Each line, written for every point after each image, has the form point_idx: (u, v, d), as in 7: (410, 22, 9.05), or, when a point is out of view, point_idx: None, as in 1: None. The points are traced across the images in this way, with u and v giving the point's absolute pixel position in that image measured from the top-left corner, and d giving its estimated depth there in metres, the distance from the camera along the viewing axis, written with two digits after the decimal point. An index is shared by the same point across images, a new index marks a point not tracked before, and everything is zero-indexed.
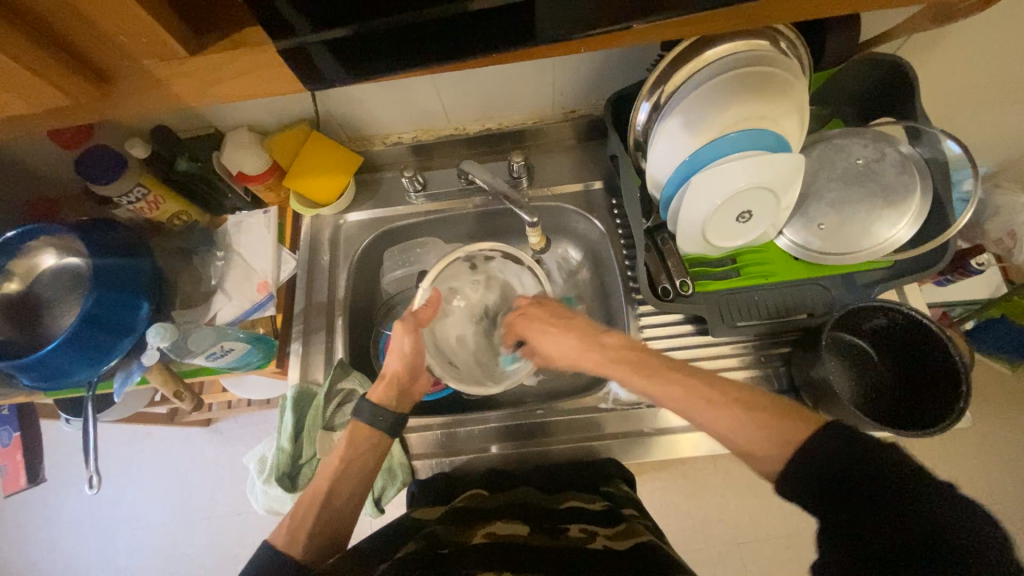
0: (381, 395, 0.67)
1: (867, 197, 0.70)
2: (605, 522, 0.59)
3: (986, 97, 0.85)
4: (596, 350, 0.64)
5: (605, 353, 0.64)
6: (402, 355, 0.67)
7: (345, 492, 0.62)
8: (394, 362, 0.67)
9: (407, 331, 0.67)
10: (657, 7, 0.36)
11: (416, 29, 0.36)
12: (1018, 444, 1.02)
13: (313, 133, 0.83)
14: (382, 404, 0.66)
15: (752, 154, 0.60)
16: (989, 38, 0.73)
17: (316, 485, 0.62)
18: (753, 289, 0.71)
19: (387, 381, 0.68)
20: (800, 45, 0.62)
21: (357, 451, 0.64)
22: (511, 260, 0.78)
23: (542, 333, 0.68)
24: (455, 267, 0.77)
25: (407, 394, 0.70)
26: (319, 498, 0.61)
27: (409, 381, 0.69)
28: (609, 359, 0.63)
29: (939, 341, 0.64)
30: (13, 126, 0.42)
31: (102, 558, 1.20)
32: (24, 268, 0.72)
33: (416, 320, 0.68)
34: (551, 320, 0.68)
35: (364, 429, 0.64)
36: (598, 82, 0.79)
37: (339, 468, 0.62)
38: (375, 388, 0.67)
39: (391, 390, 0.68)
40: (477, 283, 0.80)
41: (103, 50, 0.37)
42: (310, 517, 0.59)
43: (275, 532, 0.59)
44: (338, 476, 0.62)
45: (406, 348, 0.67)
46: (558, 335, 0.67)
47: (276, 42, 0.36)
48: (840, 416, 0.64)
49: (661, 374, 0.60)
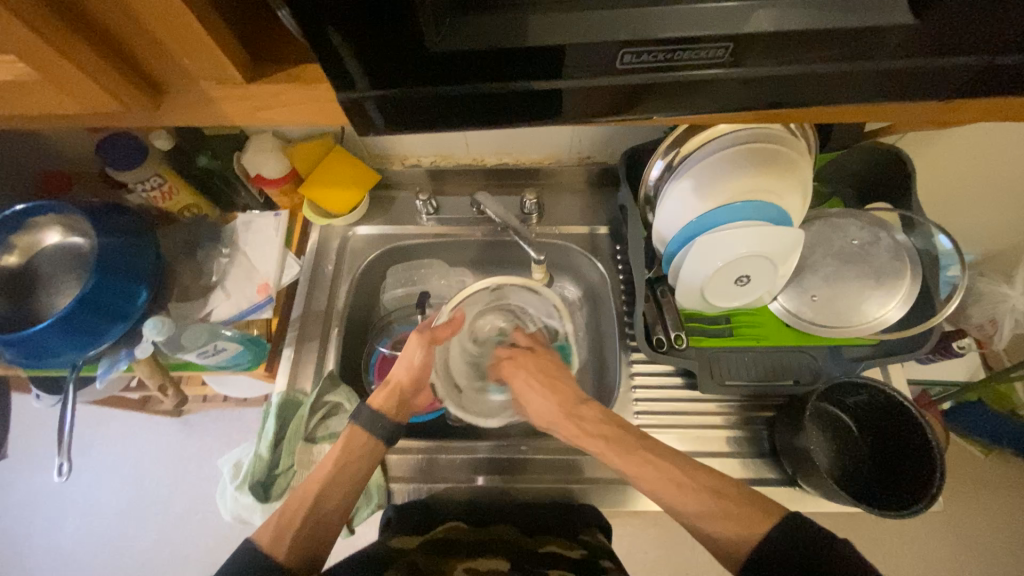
0: (382, 402, 0.68)
1: (859, 277, 0.72)
2: (583, 571, 0.58)
3: (974, 193, 0.90)
4: (572, 420, 0.65)
5: (583, 425, 0.64)
6: (411, 366, 0.69)
7: (334, 498, 0.62)
8: (401, 371, 0.69)
9: (421, 343, 0.69)
10: (684, 104, 0.38)
11: (464, 98, 0.37)
12: (987, 529, 1.03)
13: (336, 147, 0.86)
14: (382, 409, 0.66)
15: (754, 223, 0.62)
16: (982, 141, 0.79)
17: (305, 489, 0.61)
18: (744, 349, 0.72)
19: (390, 388, 0.68)
20: (810, 131, 0.66)
21: (353, 456, 0.64)
22: (527, 290, 0.81)
23: (529, 384, 0.69)
24: (474, 294, 0.80)
25: (407, 403, 0.69)
26: (307, 503, 0.60)
27: (412, 392, 0.69)
28: (586, 430, 0.64)
29: (917, 425, 0.66)
30: (56, 120, 0.44)
31: (47, 544, 1.15)
32: (27, 242, 0.72)
33: (432, 335, 0.70)
34: (534, 376, 0.69)
35: (361, 434, 0.65)
36: (615, 135, 0.83)
37: (333, 471, 0.62)
38: (377, 394, 0.68)
39: (392, 397, 0.68)
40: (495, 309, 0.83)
41: (165, 66, 0.39)
42: (296, 520, 0.58)
43: (259, 531, 0.57)
44: (337, 486, 0.62)
45: (416, 359, 0.69)
46: (537, 394, 0.68)
47: (335, 93, 0.36)
48: (817, 488, 0.65)
49: (622, 448, 0.61)
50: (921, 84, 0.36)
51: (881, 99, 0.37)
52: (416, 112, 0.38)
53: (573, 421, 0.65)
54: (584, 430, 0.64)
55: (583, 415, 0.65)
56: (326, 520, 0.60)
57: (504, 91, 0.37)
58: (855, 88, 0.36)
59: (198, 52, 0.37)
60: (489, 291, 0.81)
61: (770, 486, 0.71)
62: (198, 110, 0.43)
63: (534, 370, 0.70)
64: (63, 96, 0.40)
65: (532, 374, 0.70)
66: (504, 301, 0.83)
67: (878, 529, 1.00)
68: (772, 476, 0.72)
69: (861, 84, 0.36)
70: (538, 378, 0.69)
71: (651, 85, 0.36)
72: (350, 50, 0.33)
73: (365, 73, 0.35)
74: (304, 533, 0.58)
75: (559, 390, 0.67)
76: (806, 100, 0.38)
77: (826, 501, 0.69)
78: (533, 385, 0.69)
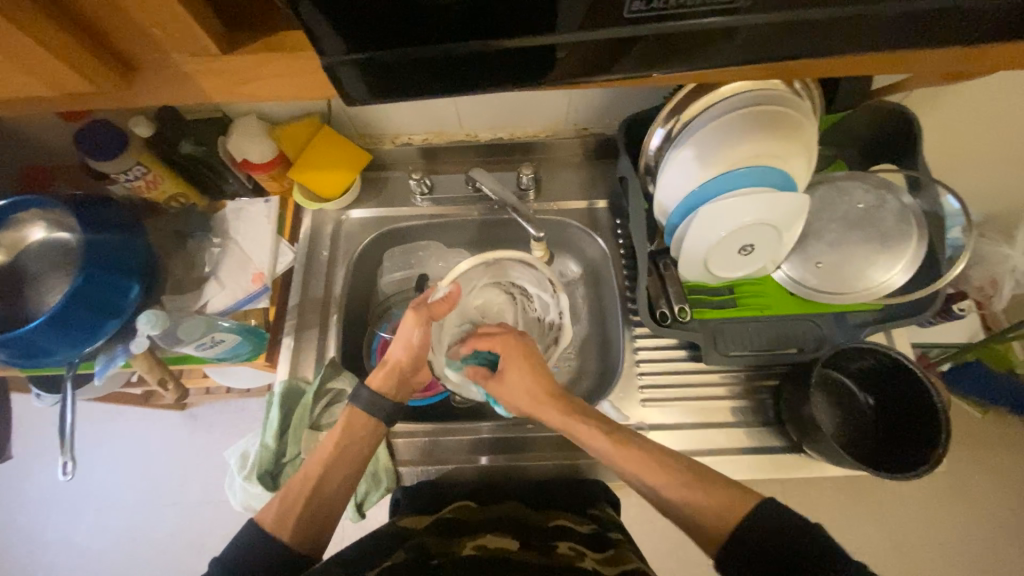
0: (381, 383, 0.68)
1: (864, 241, 0.71)
2: (594, 545, 0.58)
3: (978, 152, 0.88)
4: (565, 404, 0.63)
5: (575, 408, 0.63)
6: (408, 346, 0.68)
7: (336, 479, 0.62)
8: (399, 351, 0.68)
9: (418, 322, 0.67)
10: (682, 58, 0.36)
11: (453, 61, 0.35)
12: (987, 486, 1.05)
13: (324, 127, 0.83)
14: (380, 390, 0.67)
15: (758, 191, 0.61)
16: (990, 96, 0.76)
17: (308, 470, 0.61)
18: (749, 319, 0.72)
19: (388, 369, 0.68)
20: (815, 89, 0.64)
21: (354, 436, 0.64)
22: (524, 264, 0.77)
23: (517, 371, 0.65)
24: (471, 269, 0.77)
25: (405, 381, 0.70)
26: (310, 484, 0.60)
27: (409, 369, 0.69)
28: (576, 416, 0.63)
29: (923, 387, 0.65)
30: (20, 104, 0.41)
31: (61, 537, 1.16)
32: (10, 239, 0.69)
33: (429, 312, 0.68)
34: (527, 362, 0.66)
35: (360, 415, 0.64)
36: (612, 104, 0.81)
37: (334, 453, 0.62)
38: (374, 375, 0.68)
39: (390, 377, 0.68)
40: (490, 279, 0.80)
41: (135, 41, 0.37)
42: (298, 504, 0.58)
43: (264, 510, 0.58)
44: (327, 461, 0.62)
45: (414, 339, 0.67)
46: (529, 383, 0.64)
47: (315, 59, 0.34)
48: (824, 453, 0.65)
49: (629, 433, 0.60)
50: (946, 28, 0.34)
51: (897, 46, 0.36)
52: (396, 78, 0.36)
53: (568, 407, 0.63)
54: (574, 415, 0.63)
55: (574, 402, 0.64)
56: (325, 507, 0.59)
57: (495, 51, 0.35)
58: (863, 34, 0.34)
59: (167, 19, 0.35)
60: (483, 265, 0.77)
61: (776, 454, 0.71)
62: (173, 88, 0.40)
63: (524, 357, 0.66)
64: (27, 77, 0.37)
65: (522, 359, 0.66)
66: (503, 278, 0.80)
67: (878, 489, 1.02)
68: (777, 443, 0.72)
69: (865, 28, 0.34)
70: (530, 365, 0.66)
71: (650, 37, 0.34)
72: (327, 15, 0.31)
73: (341, 37, 0.33)
74: (307, 517, 0.58)
75: (550, 378, 0.65)
76: (814, 51, 0.36)
77: (828, 466, 0.70)
78: (525, 370, 0.65)
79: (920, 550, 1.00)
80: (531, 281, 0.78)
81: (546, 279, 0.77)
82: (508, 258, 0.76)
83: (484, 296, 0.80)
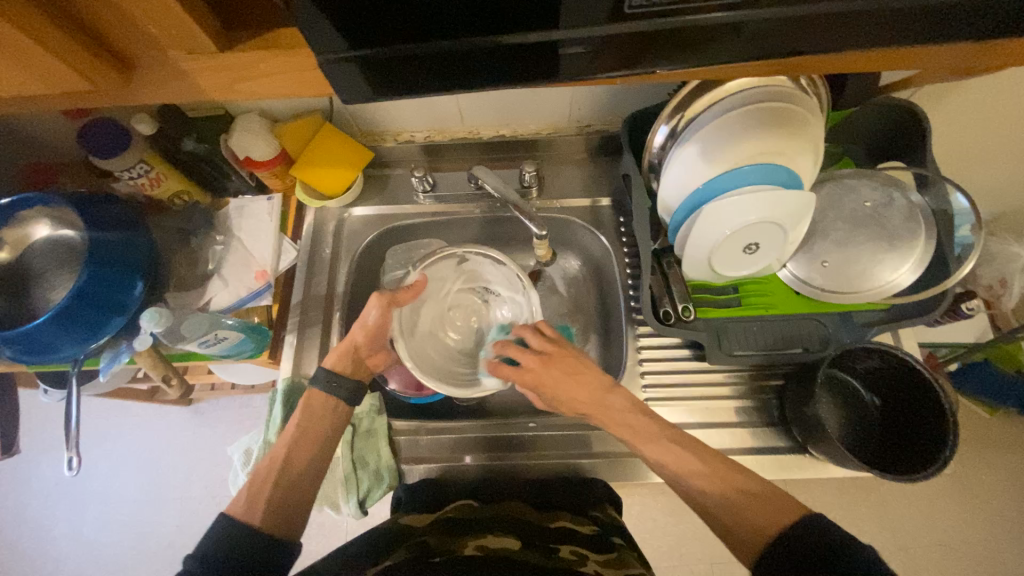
0: (335, 363, 0.68)
1: (871, 240, 0.70)
2: (596, 547, 0.58)
3: (989, 148, 0.86)
4: (601, 411, 0.62)
5: (611, 415, 0.62)
6: (365, 327, 0.68)
7: (302, 457, 0.62)
8: (356, 333, 0.68)
9: (379, 304, 0.67)
10: (687, 55, 0.36)
11: (453, 58, 0.34)
12: (995, 487, 1.04)
13: (327, 124, 0.83)
14: (334, 369, 0.67)
15: (764, 188, 0.60)
16: (1000, 93, 0.75)
17: (273, 454, 0.62)
18: (754, 319, 0.71)
19: (342, 349, 0.68)
20: (822, 86, 0.63)
21: (319, 416, 0.65)
22: (494, 261, 0.78)
23: (558, 387, 0.62)
24: (442, 267, 0.78)
25: (362, 364, 0.70)
26: (276, 465, 0.61)
27: (366, 352, 0.69)
28: (614, 420, 0.62)
29: (931, 389, 0.65)
30: (24, 102, 0.41)
31: (70, 531, 1.18)
32: (15, 237, 0.70)
33: (392, 297, 0.68)
34: (563, 377, 0.63)
35: (320, 395, 0.66)
36: (615, 101, 0.80)
37: (297, 432, 0.63)
38: (330, 353, 0.68)
39: (345, 357, 0.68)
40: (463, 280, 0.80)
41: (134, 40, 0.37)
42: (268, 486, 0.59)
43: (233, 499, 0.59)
44: (313, 449, 0.63)
45: (371, 320, 0.67)
46: (573, 395, 0.62)
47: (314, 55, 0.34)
48: (829, 454, 0.64)
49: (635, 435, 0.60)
50: (962, 21, 0.33)
51: (910, 41, 0.35)
52: (400, 74, 0.35)
53: (605, 411, 0.62)
54: (607, 419, 0.62)
55: (613, 407, 0.62)
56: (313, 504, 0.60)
57: (497, 48, 0.34)
58: (871, 31, 0.34)
59: (164, 17, 0.35)
60: (455, 263, 0.79)
61: (780, 454, 0.71)
62: (170, 84, 0.40)
63: (562, 373, 0.63)
64: (25, 75, 0.37)
65: (560, 375, 0.63)
66: (475, 279, 0.80)
67: (884, 489, 1.01)
68: (782, 443, 0.71)
69: (876, 22, 0.33)
70: (569, 379, 0.62)
71: (656, 32, 0.34)
72: (331, 9, 0.31)
73: (342, 33, 0.33)
74: (277, 496, 0.59)
75: (588, 386, 0.62)
76: (823, 46, 0.35)
77: (834, 467, 0.69)
78: (566, 385, 0.62)
79: (927, 551, 1.00)
80: (502, 279, 0.78)
81: (515, 276, 0.77)
82: (475, 253, 0.77)
83: (458, 304, 0.80)
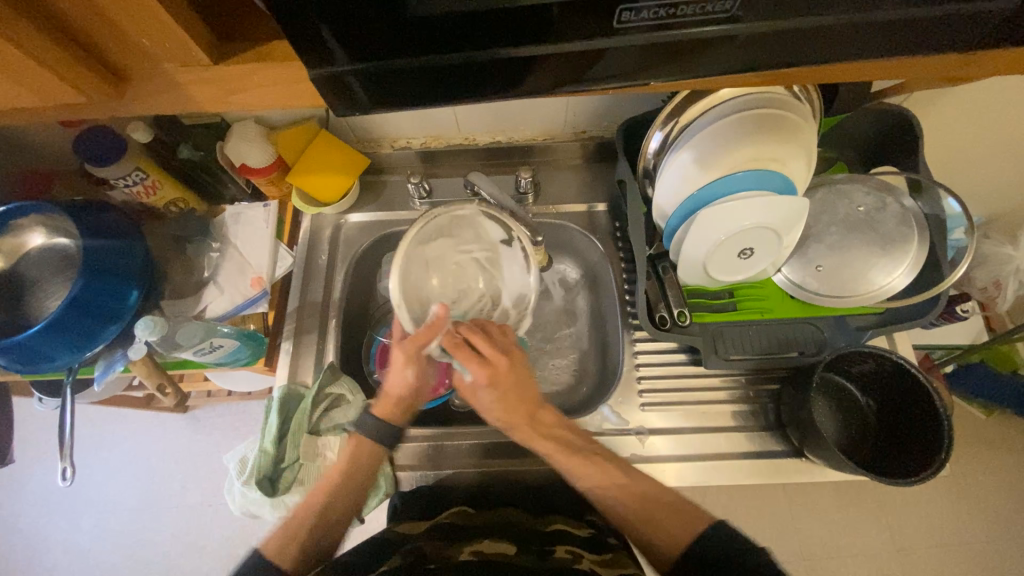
0: (386, 411, 0.65)
1: (865, 244, 0.71)
2: (593, 548, 0.57)
3: (982, 151, 0.87)
4: (528, 423, 0.62)
5: (539, 428, 0.62)
6: (406, 380, 0.63)
7: (340, 504, 0.62)
8: (396, 384, 0.64)
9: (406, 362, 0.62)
10: (676, 64, 0.36)
11: (444, 71, 0.35)
12: (993, 489, 1.04)
13: (322, 132, 0.83)
14: (388, 421, 0.64)
15: (758, 194, 0.60)
16: (992, 97, 0.75)
17: (311, 501, 0.61)
18: (750, 323, 0.71)
19: (392, 398, 0.65)
20: (814, 93, 0.63)
21: (361, 461, 0.64)
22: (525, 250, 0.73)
23: (500, 394, 0.60)
24: (488, 224, 0.73)
25: (414, 406, 0.66)
26: (312, 514, 0.60)
27: (415, 395, 0.65)
28: (542, 435, 0.62)
29: (925, 393, 0.65)
30: (16, 115, 0.42)
31: (65, 540, 1.17)
32: (11, 244, 0.69)
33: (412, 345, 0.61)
34: (507, 390, 0.60)
35: (366, 442, 0.64)
36: (610, 107, 0.81)
37: (337, 479, 0.62)
38: (378, 403, 0.65)
39: (397, 405, 0.65)
40: (486, 247, 0.74)
41: (126, 53, 0.37)
42: (302, 532, 0.58)
43: (264, 538, 0.57)
44: (349, 494, 0.63)
45: (410, 377, 0.63)
46: (505, 405, 0.61)
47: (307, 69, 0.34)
48: (825, 458, 0.65)
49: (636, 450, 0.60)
50: (940, 33, 0.34)
51: (889, 53, 0.35)
52: (392, 86, 0.36)
53: (530, 428, 0.62)
54: (536, 432, 0.62)
55: (539, 420, 0.62)
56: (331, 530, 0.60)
57: (487, 61, 0.34)
58: (850, 45, 0.34)
59: (156, 29, 0.35)
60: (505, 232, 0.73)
61: (777, 458, 0.71)
62: (163, 96, 0.40)
63: (513, 385, 0.60)
64: (17, 88, 0.37)
65: (510, 387, 0.60)
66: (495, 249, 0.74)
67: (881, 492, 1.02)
68: (779, 447, 0.71)
69: (856, 35, 0.34)
70: (516, 392, 0.60)
71: (645, 44, 0.34)
72: (319, 23, 0.31)
73: (333, 46, 0.33)
74: (311, 538, 0.58)
75: (523, 399, 0.61)
76: (805, 59, 0.36)
77: (831, 470, 0.69)
78: (510, 397, 0.60)
79: (925, 554, 1.00)
80: (517, 266, 0.73)
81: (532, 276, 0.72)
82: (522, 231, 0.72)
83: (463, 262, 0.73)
